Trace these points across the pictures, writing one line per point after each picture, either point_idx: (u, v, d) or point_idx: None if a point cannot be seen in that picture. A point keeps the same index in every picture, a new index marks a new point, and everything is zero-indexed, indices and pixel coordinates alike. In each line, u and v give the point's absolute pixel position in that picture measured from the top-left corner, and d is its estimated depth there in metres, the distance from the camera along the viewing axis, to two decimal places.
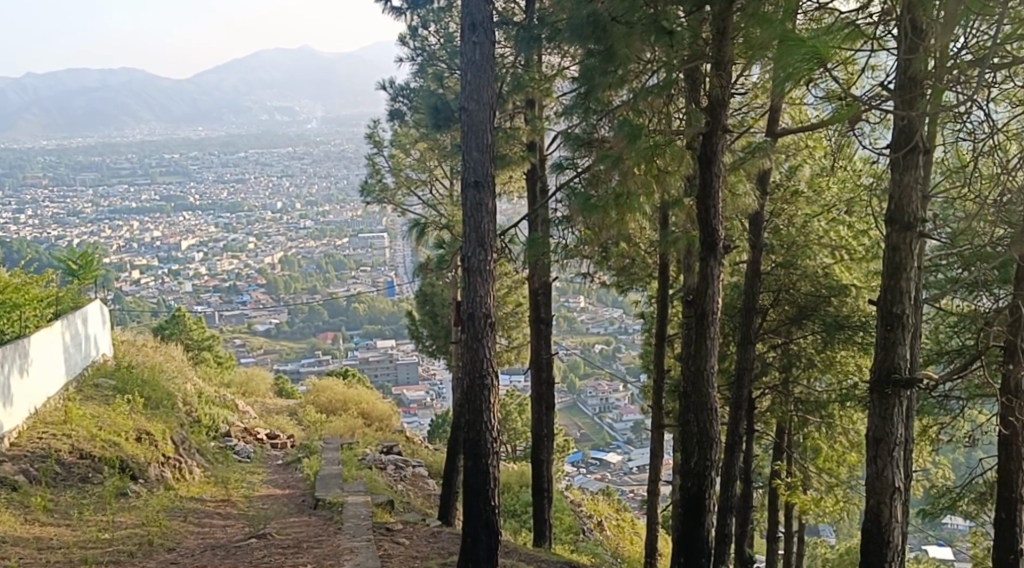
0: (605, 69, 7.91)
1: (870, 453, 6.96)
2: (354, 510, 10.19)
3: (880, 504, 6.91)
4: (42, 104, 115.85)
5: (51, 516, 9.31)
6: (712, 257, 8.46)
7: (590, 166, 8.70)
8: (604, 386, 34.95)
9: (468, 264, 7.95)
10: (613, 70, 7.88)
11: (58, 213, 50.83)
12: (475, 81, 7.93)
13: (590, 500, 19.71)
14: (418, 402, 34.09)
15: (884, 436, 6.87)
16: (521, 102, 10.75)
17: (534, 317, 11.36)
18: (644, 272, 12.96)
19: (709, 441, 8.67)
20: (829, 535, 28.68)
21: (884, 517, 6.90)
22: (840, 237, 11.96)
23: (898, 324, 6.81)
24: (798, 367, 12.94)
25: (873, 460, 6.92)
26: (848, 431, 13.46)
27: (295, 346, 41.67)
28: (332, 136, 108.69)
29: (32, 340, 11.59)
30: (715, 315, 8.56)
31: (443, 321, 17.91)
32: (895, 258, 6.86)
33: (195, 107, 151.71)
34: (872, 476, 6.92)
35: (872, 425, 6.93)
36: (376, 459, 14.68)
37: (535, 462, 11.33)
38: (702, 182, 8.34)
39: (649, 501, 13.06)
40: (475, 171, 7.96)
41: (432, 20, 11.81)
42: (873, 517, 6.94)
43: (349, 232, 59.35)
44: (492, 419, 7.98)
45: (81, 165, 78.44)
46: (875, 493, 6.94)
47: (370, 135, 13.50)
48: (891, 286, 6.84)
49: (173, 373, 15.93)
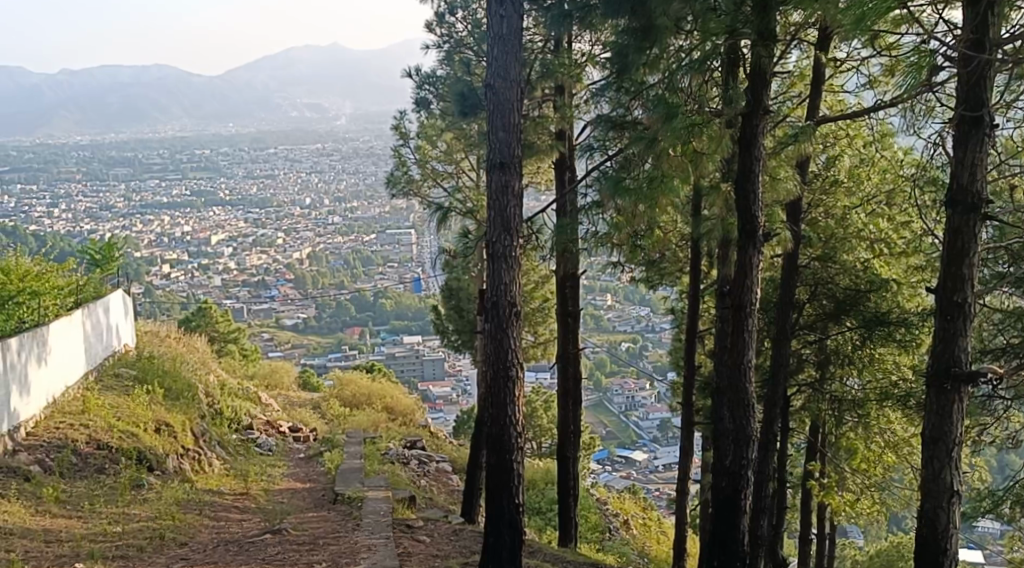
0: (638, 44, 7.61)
1: (926, 454, 6.72)
2: (374, 506, 9.89)
3: (936, 510, 6.65)
4: (76, 100, 116.88)
5: (62, 508, 9.08)
6: (750, 245, 8.07)
7: (622, 148, 8.34)
8: (632, 384, 34.43)
9: (493, 250, 7.64)
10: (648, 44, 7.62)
11: (90, 208, 51.05)
12: (501, 57, 7.61)
13: (616, 498, 19.38)
14: (444, 398, 33.84)
15: (942, 436, 6.63)
16: (550, 88, 10.41)
17: (562, 311, 11.00)
18: (674, 267, 12.65)
19: (746, 439, 8.30)
20: (858, 537, 28.09)
21: (941, 522, 6.63)
22: (880, 230, 11.47)
23: (959, 314, 6.56)
24: (835, 364, 12.56)
25: (930, 461, 6.68)
26: (884, 432, 13.04)
27: (323, 341, 41.47)
28: (361, 133, 108.54)
29: (51, 328, 11.42)
30: (753, 307, 8.17)
31: (469, 315, 17.62)
32: (958, 242, 6.60)
33: (226, 103, 152.41)
34: (927, 479, 6.68)
35: (929, 423, 6.69)
36: (400, 454, 14.41)
37: (561, 459, 10.99)
38: (741, 165, 7.95)
39: (678, 500, 12.69)
40: (501, 152, 7.64)
41: (460, 6, 11.46)
42: (929, 524, 6.68)
43: (376, 228, 59.12)
44: (516, 414, 7.66)
45: (114, 161, 78.85)
46: (931, 498, 6.68)
47: (396, 126, 13.14)
48: (952, 272, 6.61)
49: (197, 365, 15.70)
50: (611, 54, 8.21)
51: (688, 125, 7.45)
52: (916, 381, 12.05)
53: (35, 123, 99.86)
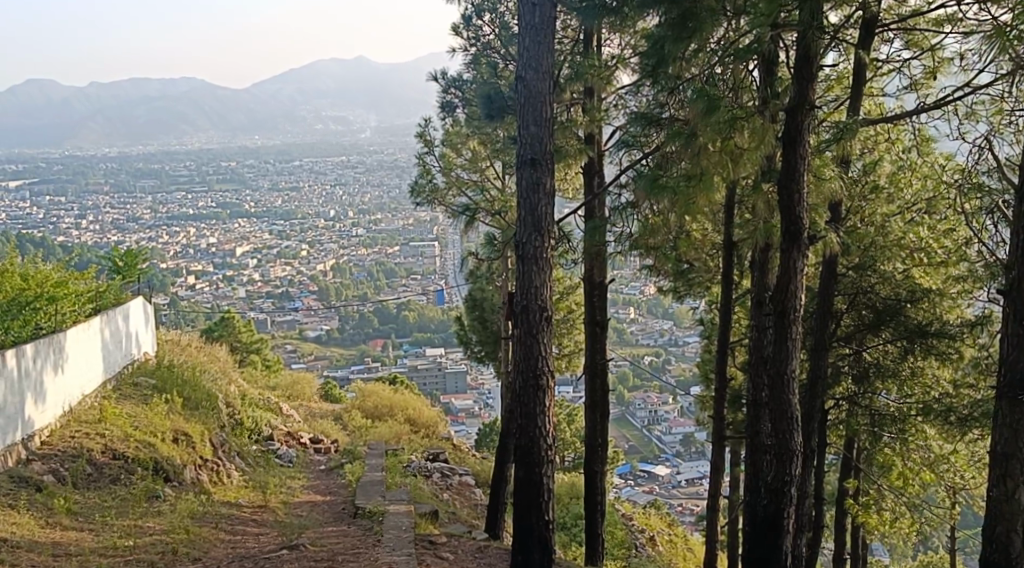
0: (679, 34, 7.36)
1: (999, 474, 7.23)
2: (395, 521, 9.54)
3: (1009, 532, 7.16)
4: (104, 114, 117.88)
5: (74, 520, 8.81)
6: (794, 248, 7.69)
7: (659, 145, 8.08)
8: (655, 397, 33.78)
9: (523, 251, 7.69)
10: (689, 32, 7.31)
11: (118, 220, 51.14)
12: (533, 46, 7.69)
13: (641, 514, 18.92)
14: (467, 412, 33.39)
15: (1014, 454, 7.16)
16: (579, 90, 10.05)
17: (590, 321, 10.51)
18: (704, 278, 12.29)
19: (789, 454, 7.94)
20: (884, 557, 27.41)
21: (1013, 544, 7.16)
22: (920, 239, 11.07)
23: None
24: (875, 378, 12.13)
25: (1003, 480, 7.18)
26: (923, 448, 12.62)
27: (345, 352, 41.16)
28: (385, 146, 108.45)
29: (69, 335, 11.20)
30: (798, 313, 7.80)
31: (493, 326, 17.24)
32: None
33: (252, 116, 153.15)
34: (1000, 497, 7.19)
35: (1003, 440, 7.20)
36: (422, 467, 14.08)
37: (588, 474, 10.60)
38: (784, 164, 7.61)
39: (710, 518, 12.28)
40: (532, 148, 7.71)
41: (487, 9, 11.12)
42: (1001, 548, 7.19)
43: (399, 240, 58.71)
44: (547, 424, 7.71)
45: (142, 172, 79.18)
46: (1005, 519, 7.18)
47: (421, 134, 12.84)
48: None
49: (218, 375, 15.46)
50: (648, 46, 7.97)
51: (730, 119, 7.11)
52: (956, 395, 11.65)
53: (63, 136, 100.53)
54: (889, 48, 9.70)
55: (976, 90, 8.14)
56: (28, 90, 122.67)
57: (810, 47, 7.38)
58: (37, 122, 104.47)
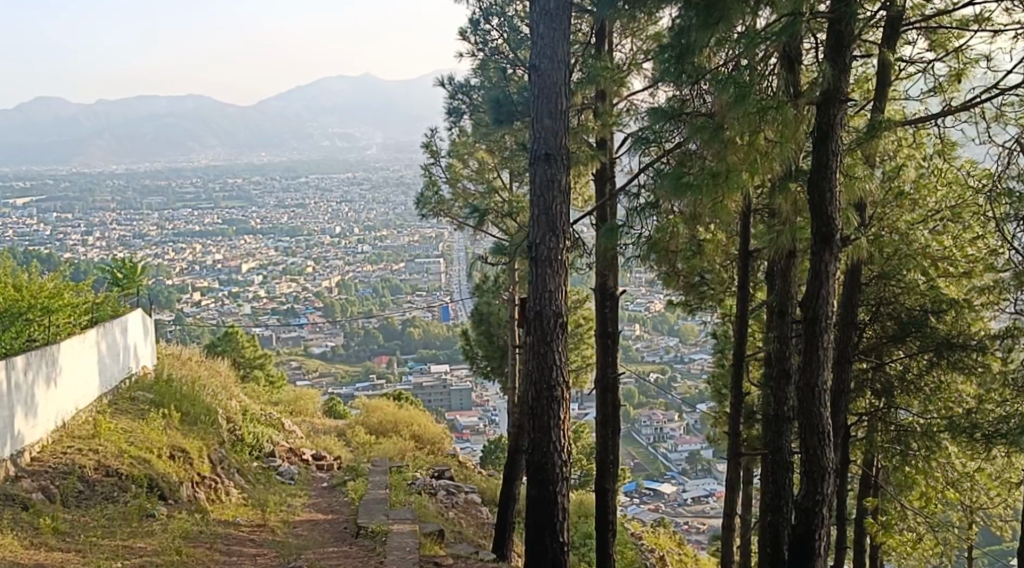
0: (703, 22, 7.05)
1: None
2: (400, 541, 9.10)
3: None
4: (111, 133, 117.92)
5: (61, 540, 8.40)
6: (826, 251, 7.34)
7: (682, 141, 7.80)
8: (661, 415, 33.15)
9: (536, 253, 7.40)
10: (713, 23, 7.01)
11: (124, 236, 50.81)
12: (548, 34, 7.44)
13: (650, 532, 18.42)
14: (472, 428, 32.85)
15: None
16: (591, 93, 9.63)
17: (600, 332, 10.06)
18: (719, 289, 11.87)
19: (821, 472, 7.51)
20: None
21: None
22: (944, 248, 10.67)
23: None
24: (900, 391, 11.79)
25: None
26: (947, 466, 12.19)
27: (351, 369, 40.59)
28: (390, 163, 108.17)
29: (62, 346, 10.77)
30: (829, 321, 7.42)
31: (500, 341, 16.81)
32: None
33: (259, 133, 153.13)
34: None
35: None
36: (426, 484, 13.62)
37: (600, 492, 10.14)
38: (816, 162, 7.29)
39: (725, 538, 11.79)
40: (546, 143, 7.44)
41: (495, 12, 10.75)
42: None
43: (405, 256, 58.25)
44: (561, 438, 7.35)
45: (149, 190, 78.94)
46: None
47: (427, 144, 12.46)
48: None
49: (219, 389, 15.00)
50: (670, 37, 7.74)
51: (759, 109, 6.80)
52: (979, 410, 11.02)
53: (70, 153, 100.55)
54: (911, 49, 9.29)
55: (1003, 93, 7.77)
56: (36, 108, 122.89)
57: (843, 35, 7.17)
58: (46, 139, 104.47)
